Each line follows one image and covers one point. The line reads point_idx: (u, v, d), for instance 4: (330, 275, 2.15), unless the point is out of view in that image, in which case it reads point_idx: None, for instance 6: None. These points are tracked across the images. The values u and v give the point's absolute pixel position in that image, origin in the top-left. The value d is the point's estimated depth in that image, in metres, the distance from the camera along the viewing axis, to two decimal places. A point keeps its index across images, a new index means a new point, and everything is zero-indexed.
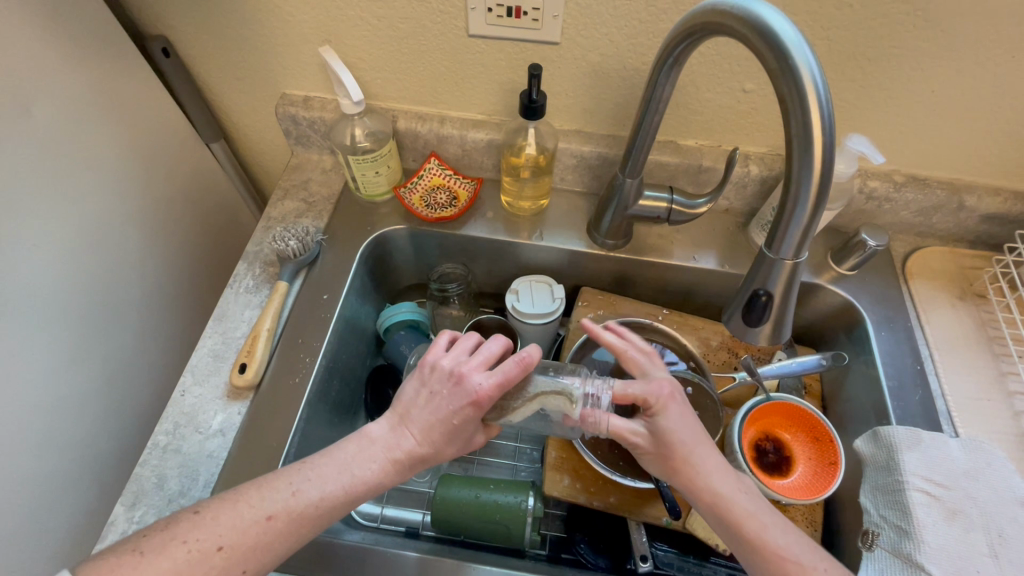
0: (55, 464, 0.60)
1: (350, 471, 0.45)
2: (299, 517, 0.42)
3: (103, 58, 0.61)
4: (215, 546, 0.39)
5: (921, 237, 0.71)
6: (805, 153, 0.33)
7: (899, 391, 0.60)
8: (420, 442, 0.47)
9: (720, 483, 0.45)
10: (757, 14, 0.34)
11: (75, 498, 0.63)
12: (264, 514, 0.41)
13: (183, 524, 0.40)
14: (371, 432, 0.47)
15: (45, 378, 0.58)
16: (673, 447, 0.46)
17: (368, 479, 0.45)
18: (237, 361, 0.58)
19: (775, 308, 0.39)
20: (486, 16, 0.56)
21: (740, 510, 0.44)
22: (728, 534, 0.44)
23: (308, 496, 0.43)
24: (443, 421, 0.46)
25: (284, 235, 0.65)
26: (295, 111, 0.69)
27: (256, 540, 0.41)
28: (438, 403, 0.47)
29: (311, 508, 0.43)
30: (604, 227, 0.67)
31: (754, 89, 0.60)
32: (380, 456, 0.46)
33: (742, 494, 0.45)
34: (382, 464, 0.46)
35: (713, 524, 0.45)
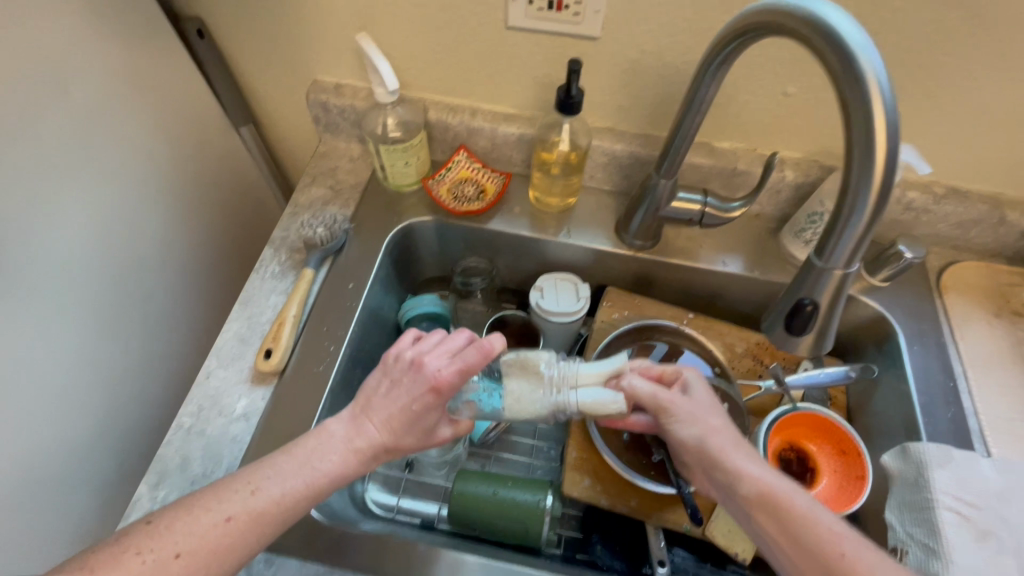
0: (79, 438, 0.60)
1: (310, 467, 0.44)
2: (259, 516, 0.41)
3: (138, 37, 0.60)
4: (170, 553, 0.37)
5: (957, 251, 0.69)
6: (864, 162, 0.32)
7: (930, 407, 0.59)
8: (382, 430, 0.46)
9: (755, 461, 0.45)
10: (819, 14, 0.33)
11: (98, 474, 0.63)
12: (222, 516, 0.40)
13: (137, 535, 0.38)
14: (330, 427, 0.46)
15: (72, 354, 0.58)
16: (710, 416, 0.49)
17: (330, 472, 0.44)
18: (262, 347, 0.58)
19: (820, 319, 0.38)
20: (526, 8, 0.55)
21: (796, 504, 0.41)
22: (771, 519, 0.41)
23: (268, 493, 0.41)
24: (403, 409, 0.46)
25: (312, 222, 0.67)
26: (326, 98, 0.69)
27: (215, 543, 0.39)
28: (400, 391, 0.47)
29: (271, 506, 0.41)
30: (633, 228, 0.66)
31: (796, 92, 0.58)
32: (334, 454, 0.44)
33: (799, 493, 0.42)
34: (340, 458, 0.44)
35: (761, 522, 0.42)
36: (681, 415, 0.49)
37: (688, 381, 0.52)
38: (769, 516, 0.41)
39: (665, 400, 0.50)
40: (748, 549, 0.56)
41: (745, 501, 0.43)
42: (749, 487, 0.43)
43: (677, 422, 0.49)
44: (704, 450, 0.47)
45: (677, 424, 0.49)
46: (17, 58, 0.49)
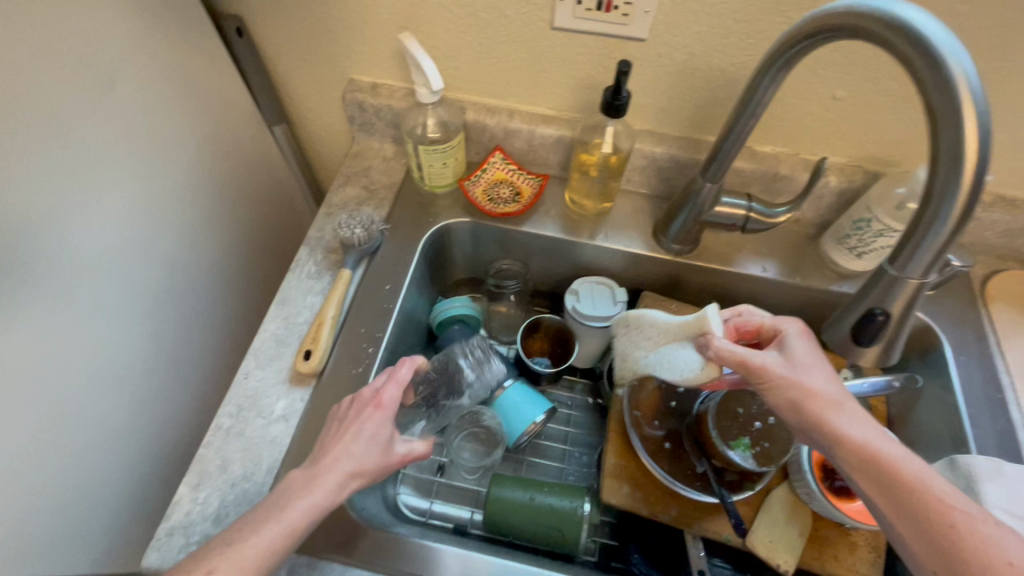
0: (116, 437, 0.60)
1: (285, 506, 0.42)
2: (245, 563, 0.39)
3: (179, 36, 0.60)
4: None
5: (1001, 259, 0.68)
6: (952, 171, 0.31)
7: (977, 420, 0.58)
8: (346, 455, 0.45)
9: (859, 416, 0.43)
10: (903, 17, 0.32)
11: (134, 472, 0.63)
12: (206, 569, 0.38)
13: None
14: (295, 471, 0.45)
15: (110, 353, 0.58)
16: (812, 370, 0.46)
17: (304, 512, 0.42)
18: (301, 347, 0.57)
19: (892, 329, 0.37)
20: (574, 8, 0.54)
21: (903, 466, 0.39)
22: (873, 483, 0.40)
23: (248, 541, 0.40)
24: (356, 431, 0.47)
25: (350, 222, 0.65)
26: (363, 97, 0.68)
27: None
28: (350, 420, 0.48)
29: (256, 557, 0.39)
30: (673, 232, 0.65)
31: (845, 96, 0.57)
32: (303, 495, 0.43)
33: (904, 455, 0.40)
34: (310, 500, 0.43)
35: (862, 485, 0.41)
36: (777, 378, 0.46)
37: (788, 337, 0.49)
38: (871, 480, 0.40)
39: (758, 364, 0.47)
40: (790, 561, 0.54)
41: (846, 465, 0.41)
42: (849, 447, 0.42)
43: (771, 384, 0.46)
44: (800, 414, 0.44)
45: (771, 387, 0.46)
46: (65, 55, 0.48)
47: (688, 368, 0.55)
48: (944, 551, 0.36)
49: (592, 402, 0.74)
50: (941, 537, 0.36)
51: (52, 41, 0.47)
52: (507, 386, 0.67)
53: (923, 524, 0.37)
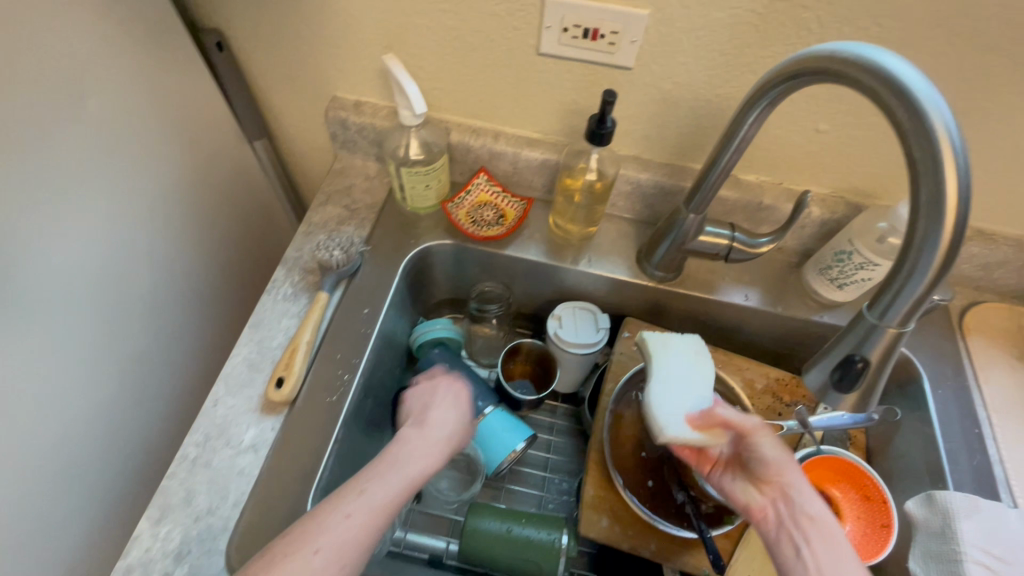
0: (78, 465, 0.57)
1: (410, 467, 0.48)
2: (381, 508, 0.45)
3: (155, 50, 0.59)
4: (310, 549, 0.40)
5: (979, 291, 0.69)
6: (932, 223, 0.30)
7: (955, 455, 0.58)
8: (448, 431, 0.54)
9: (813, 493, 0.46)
10: (883, 65, 0.32)
11: (97, 501, 0.60)
12: (342, 513, 0.43)
13: (285, 543, 0.41)
14: (410, 434, 0.52)
15: (74, 378, 0.55)
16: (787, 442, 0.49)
17: (424, 464, 0.49)
18: (273, 374, 0.56)
19: (870, 376, 0.36)
20: (560, 35, 0.54)
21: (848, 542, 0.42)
22: (824, 547, 0.41)
23: (376, 496, 0.45)
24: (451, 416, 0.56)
25: (329, 244, 0.64)
26: (346, 116, 0.67)
27: (343, 536, 0.42)
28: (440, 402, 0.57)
29: (384, 505, 0.45)
30: (657, 259, 0.65)
31: (828, 130, 0.58)
32: (422, 458, 0.50)
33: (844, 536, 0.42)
34: (423, 464, 0.49)
35: (813, 547, 0.42)
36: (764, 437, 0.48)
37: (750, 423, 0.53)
38: (823, 543, 0.42)
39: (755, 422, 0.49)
40: None
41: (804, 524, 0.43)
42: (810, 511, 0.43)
43: (760, 440, 0.48)
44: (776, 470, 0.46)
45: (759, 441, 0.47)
46: (30, 71, 0.46)
47: (676, 420, 0.51)
48: None
49: (573, 426, 0.73)
50: None
51: (16, 56, 0.45)
52: (489, 412, 0.65)
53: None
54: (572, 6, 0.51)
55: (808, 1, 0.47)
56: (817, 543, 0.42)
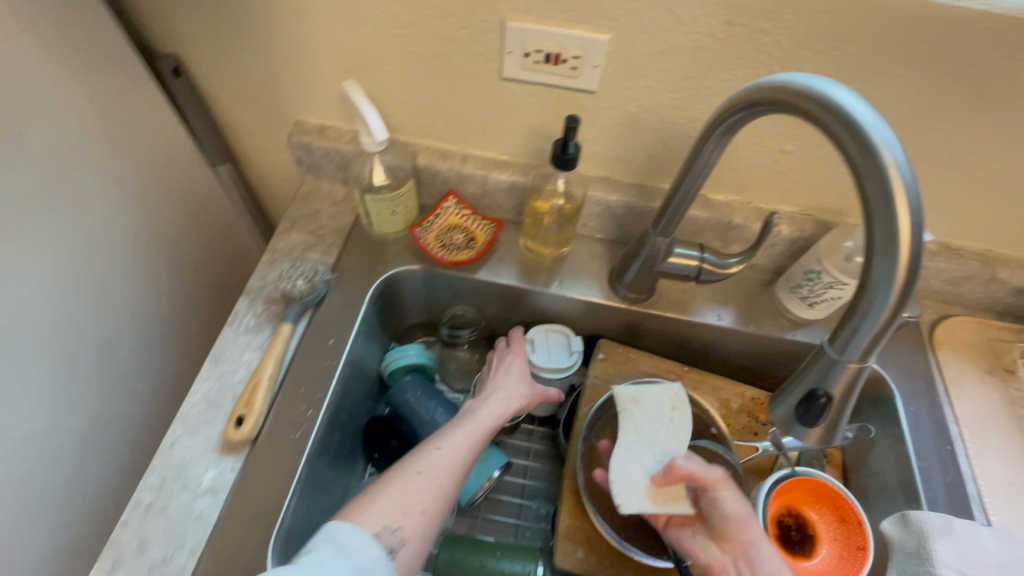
0: (22, 511, 0.55)
1: (487, 413, 0.57)
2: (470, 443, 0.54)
3: (106, 78, 0.57)
4: (415, 469, 0.50)
5: (948, 305, 0.69)
6: (887, 260, 0.30)
7: (928, 473, 0.58)
8: (521, 382, 0.62)
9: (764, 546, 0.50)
10: (833, 100, 0.32)
11: (43, 545, 0.58)
12: (434, 445, 0.53)
13: (400, 470, 0.51)
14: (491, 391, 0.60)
15: (16, 420, 0.53)
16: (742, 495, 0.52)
17: (495, 412, 0.57)
18: (233, 412, 0.54)
19: (834, 411, 0.36)
20: (522, 60, 0.53)
21: None
22: None
23: (460, 440, 0.54)
24: (521, 372, 0.63)
25: (292, 274, 0.64)
26: (309, 140, 0.65)
27: (440, 461, 0.51)
28: (510, 364, 0.63)
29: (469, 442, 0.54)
30: (628, 280, 0.64)
31: (793, 150, 0.58)
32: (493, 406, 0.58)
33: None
34: (496, 412, 0.57)
35: None
36: (726, 491, 0.50)
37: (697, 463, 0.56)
38: None
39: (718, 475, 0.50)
40: None
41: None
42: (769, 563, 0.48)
43: (723, 495, 0.50)
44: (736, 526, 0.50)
45: (722, 496, 0.50)
46: None
47: (641, 485, 0.54)
48: None
49: (549, 450, 0.72)
50: None
51: None
52: None
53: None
54: (532, 31, 0.50)
55: (766, 26, 0.47)
56: None
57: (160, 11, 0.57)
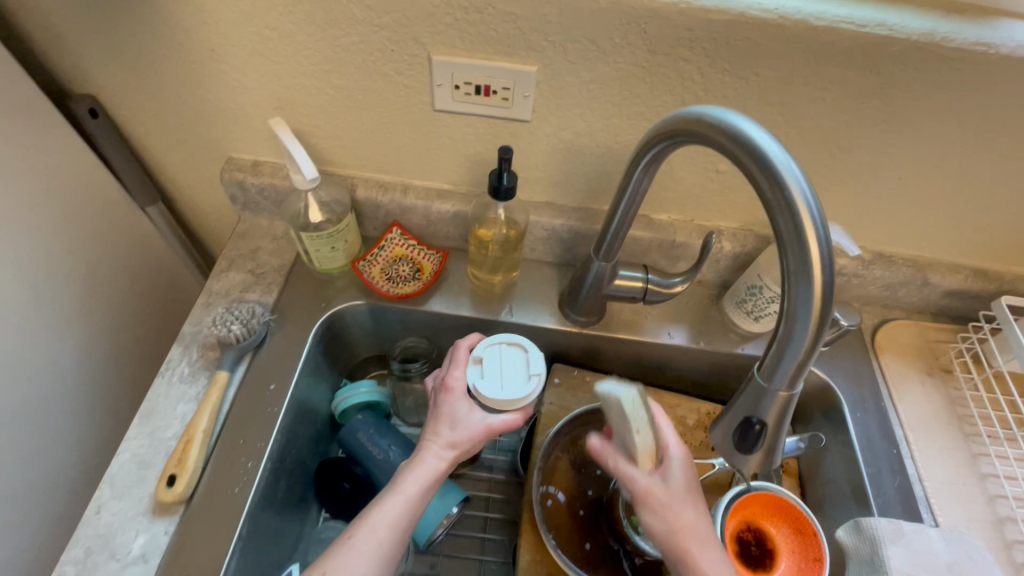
0: None
1: (413, 478, 0.49)
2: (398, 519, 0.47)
3: (17, 125, 0.54)
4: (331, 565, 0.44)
5: (887, 309, 0.71)
6: (804, 290, 0.30)
7: (877, 477, 0.60)
8: (453, 428, 0.52)
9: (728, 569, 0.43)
10: (740, 131, 0.32)
11: None
12: (347, 535, 0.46)
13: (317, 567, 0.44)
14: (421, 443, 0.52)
15: None
16: (685, 512, 0.44)
17: (419, 481, 0.49)
18: (165, 471, 0.51)
19: (769, 438, 0.35)
20: (453, 93, 0.53)
21: None
22: None
23: (387, 515, 0.47)
24: (453, 413, 0.52)
25: (226, 317, 0.59)
26: (243, 177, 0.63)
27: (360, 550, 0.45)
28: (439, 406, 0.53)
29: (399, 515, 0.47)
30: (578, 305, 0.64)
31: (727, 170, 0.59)
32: (417, 473, 0.49)
33: None
34: (422, 476, 0.49)
35: None
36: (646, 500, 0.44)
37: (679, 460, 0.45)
38: None
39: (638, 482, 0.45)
40: None
41: None
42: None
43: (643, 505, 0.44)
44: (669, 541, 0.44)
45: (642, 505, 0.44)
46: None
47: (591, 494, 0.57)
48: None
49: (511, 478, 0.70)
50: None
51: None
52: None
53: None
54: (460, 64, 0.50)
55: (687, 54, 0.48)
56: None
57: (74, 53, 0.55)
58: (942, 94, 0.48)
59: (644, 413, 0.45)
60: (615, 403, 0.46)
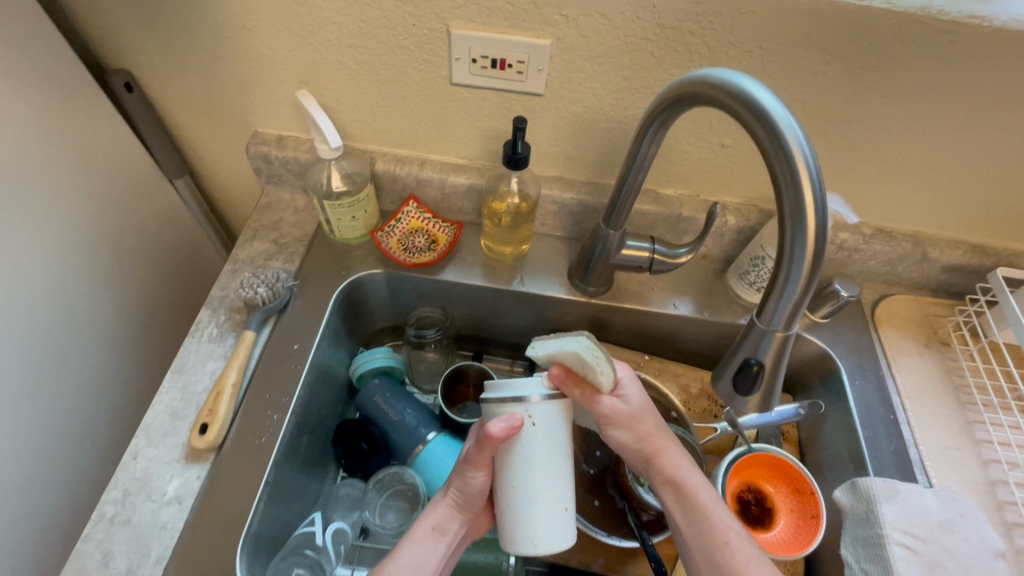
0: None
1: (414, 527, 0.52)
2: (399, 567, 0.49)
3: (61, 96, 0.57)
4: None
5: (887, 285, 0.73)
6: (797, 233, 0.33)
7: (874, 441, 0.62)
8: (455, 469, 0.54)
9: (688, 460, 0.50)
10: (743, 89, 0.35)
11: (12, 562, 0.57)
12: None
13: None
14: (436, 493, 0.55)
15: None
16: (644, 420, 0.50)
17: (418, 531, 0.51)
18: (197, 421, 0.54)
19: (766, 379, 0.38)
20: (470, 66, 0.55)
21: (705, 496, 0.47)
22: (678, 504, 0.48)
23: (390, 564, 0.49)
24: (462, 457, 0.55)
25: (253, 281, 0.62)
26: (268, 150, 0.66)
27: None
28: None
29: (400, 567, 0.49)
30: (587, 275, 0.66)
31: (732, 144, 0.61)
32: (418, 522, 0.52)
33: (705, 487, 0.48)
34: (421, 523, 0.52)
35: (671, 506, 0.49)
36: (614, 420, 0.49)
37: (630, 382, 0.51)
38: (676, 499, 0.48)
39: (605, 408, 0.48)
40: None
41: (660, 484, 0.50)
42: (663, 474, 0.49)
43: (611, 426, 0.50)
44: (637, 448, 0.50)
45: (610, 426, 0.50)
46: None
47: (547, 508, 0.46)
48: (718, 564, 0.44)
49: None
50: (717, 560, 0.44)
51: None
52: (431, 439, 0.64)
53: (728, 568, 0.43)
54: (478, 38, 0.53)
55: (694, 28, 0.50)
56: (677, 503, 0.48)
57: (112, 28, 0.58)
58: (939, 67, 0.50)
59: (603, 352, 0.44)
60: (571, 357, 0.44)
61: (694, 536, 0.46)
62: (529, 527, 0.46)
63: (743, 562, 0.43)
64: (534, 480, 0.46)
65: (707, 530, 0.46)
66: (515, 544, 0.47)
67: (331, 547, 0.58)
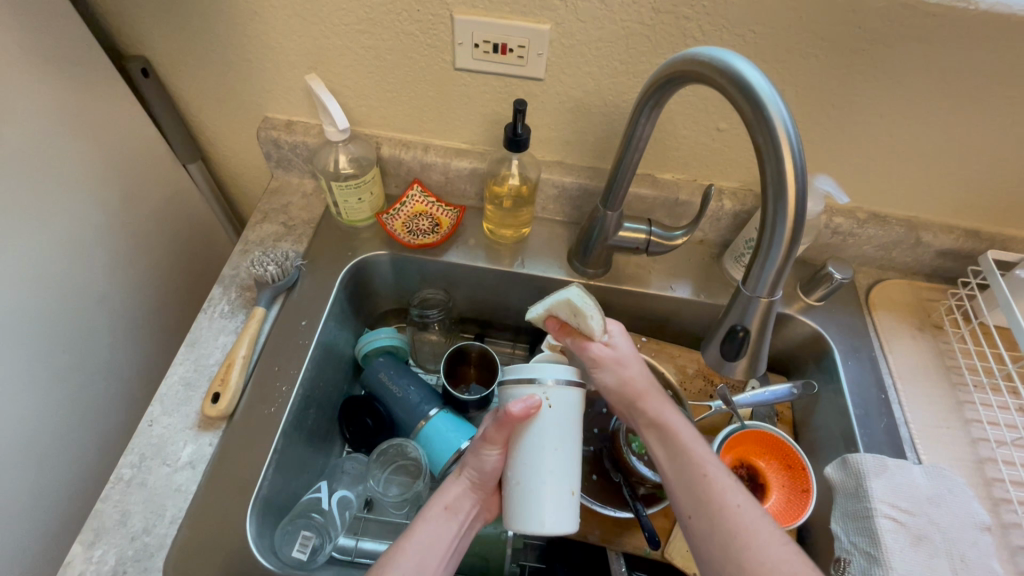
0: (16, 489, 0.57)
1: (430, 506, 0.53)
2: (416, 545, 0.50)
3: (83, 80, 0.60)
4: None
5: (882, 270, 0.75)
6: (778, 202, 0.35)
7: (866, 419, 0.63)
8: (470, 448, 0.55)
9: (669, 403, 0.52)
10: (730, 67, 0.36)
11: (35, 523, 0.60)
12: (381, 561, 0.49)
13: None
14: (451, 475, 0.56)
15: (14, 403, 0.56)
16: (628, 367, 0.52)
17: (433, 509, 0.53)
18: (209, 390, 0.56)
19: (752, 342, 0.40)
20: (472, 51, 0.57)
21: (685, 435, 0.49)
22: (660, 443, 0.50)
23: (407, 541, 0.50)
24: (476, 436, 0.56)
25: (262, 259, 0.64)
26: (277, 135, 0.69)
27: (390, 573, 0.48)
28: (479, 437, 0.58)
29: (416, 544, 0.50)
30: (585, 257, 0.68)
31: (728, 128, 0.62)
32: (434, 499, 0.53)
33: (685, 427, 0.50)
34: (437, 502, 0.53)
35: (654, 445, 0.51)
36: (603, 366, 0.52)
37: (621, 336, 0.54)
38: (658, 440, 0.50)
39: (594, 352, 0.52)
40: None
41: (643, 427, 0.52)
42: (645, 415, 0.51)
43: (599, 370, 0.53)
44: (621, 393, 0.52)
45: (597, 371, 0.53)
46: None
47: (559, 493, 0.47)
48: (698, 495, 0.45)
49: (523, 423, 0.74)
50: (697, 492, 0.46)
51: None
52: (433, 415, 0.65)
53: (706, 497, 0.45)
54: (480, 23, 0.55)
55: (688, 13, 0.52)
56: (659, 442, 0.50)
57: (128, 15, 0.60)
58: (927, 50, 0.52)
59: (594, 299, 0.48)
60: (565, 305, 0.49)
61: (675, 471, 0.48)
62: (540, 509, 0.47)
63: (721, 491, 0.45)
64: (549, 459, 0.47)
65: (687, 466, 0.47)
66: (523, 524, 0.48)
67: (337, 514, 0.60)
